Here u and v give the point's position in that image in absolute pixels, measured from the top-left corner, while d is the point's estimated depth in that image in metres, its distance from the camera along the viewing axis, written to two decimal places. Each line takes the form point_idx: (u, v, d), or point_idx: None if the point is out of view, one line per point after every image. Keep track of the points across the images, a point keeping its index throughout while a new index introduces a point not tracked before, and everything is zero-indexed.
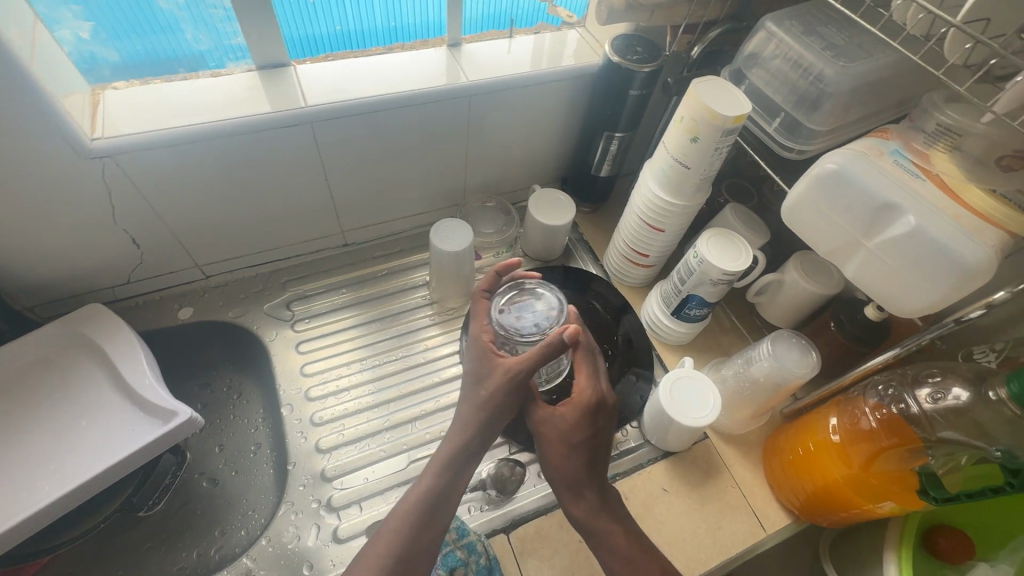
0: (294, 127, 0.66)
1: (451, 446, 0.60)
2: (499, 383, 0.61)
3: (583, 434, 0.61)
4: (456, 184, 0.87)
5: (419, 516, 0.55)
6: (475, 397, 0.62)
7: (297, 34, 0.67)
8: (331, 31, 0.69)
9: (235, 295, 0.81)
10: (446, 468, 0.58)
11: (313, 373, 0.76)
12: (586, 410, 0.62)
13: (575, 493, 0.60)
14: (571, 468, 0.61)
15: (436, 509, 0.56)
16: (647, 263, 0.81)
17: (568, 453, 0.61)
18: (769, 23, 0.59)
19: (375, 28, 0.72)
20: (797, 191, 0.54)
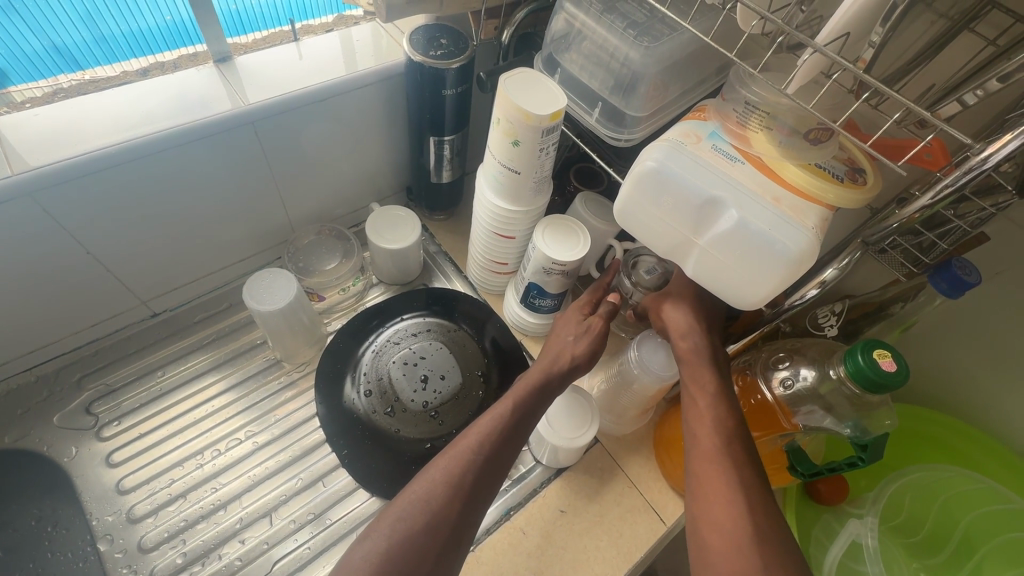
0: (6, 205, 0.50)
1: (535, 376, 0.57)
2: (589, 333, 0.61)
3: (684, 289, 0.59)
4: (276, 221, 0.75)
5: (491, 454, 0.50)
6: (561, 344, 0.61)
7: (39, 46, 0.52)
8: (90, 36, 0.54)
9: (10, 412, 0.65)
10: (522, 402, 0.54)
11: (134, 485, 0.63)
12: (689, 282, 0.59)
13: (685, 330, 0.56)
14: (676, 316, 0.57)
15: (504, 442, 0.51)
16: (508, 270, 0.75)
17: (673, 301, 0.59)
18: (567, 3, 0.54)
19: (145, 29, 0.57)
20: (625, 193, 0.50)
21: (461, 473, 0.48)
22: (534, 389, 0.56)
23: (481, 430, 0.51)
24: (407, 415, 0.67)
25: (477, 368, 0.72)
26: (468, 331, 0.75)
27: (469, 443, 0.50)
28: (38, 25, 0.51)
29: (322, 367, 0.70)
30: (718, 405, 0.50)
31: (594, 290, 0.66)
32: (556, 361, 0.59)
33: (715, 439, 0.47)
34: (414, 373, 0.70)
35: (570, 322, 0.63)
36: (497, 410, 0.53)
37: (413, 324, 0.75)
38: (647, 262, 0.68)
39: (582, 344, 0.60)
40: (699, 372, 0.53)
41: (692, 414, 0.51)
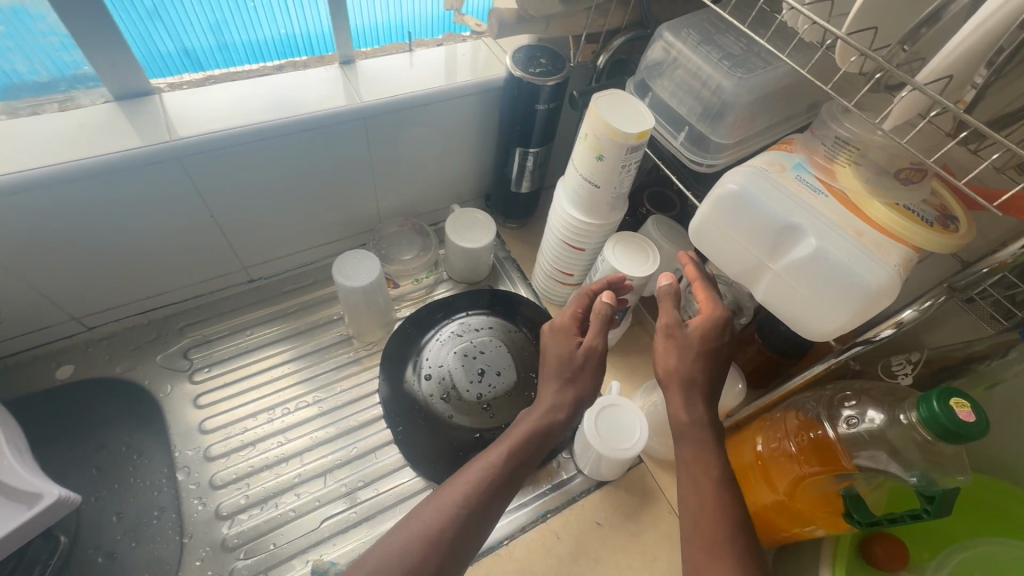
0: (160, 164, 0.59)
1: (523, 430, 0.55)
2: (583, 368, 0.57)
3: (704, 344, 0.53)
4: (367, 210, 0.81)
5: (473, 502, 0.51)
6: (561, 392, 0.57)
7: (206, 44, 0.62)
8: (248, 39, 0.64)
9: (122, 347, 0.74)
10: (511, 455, 0.54)
11: (213, 427, 0.69)
12: (716, 330, 0.54)
13: (687, 398, 0.52)
14: (689, 372, 0.53)
15: (498, 489, 0.52)
16: (573, 281, 0.77)
17: (690, 359, 0.53)
18: (665, 32, 0.57)
19: (295, 35, 0.67)
20: (703, 213, 0.51)
21: (441, 528, 0.48)
22: (524, 442, 0.54)
23: (472, 480, 0.52)
24: (462, 404, 0.70)
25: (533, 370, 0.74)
26: (527, 335, 0.77)
27: (453, 498, 0.51)
28: (211, 26, 0.61)
29: (389, 349, 0.75)
30: (721, 493, 0.49)
31: (580, 298, 0.62)
32: (552, 409, 0.56)
33: (710, 528, 0.47)
34: (473, 365, 0.73)
35: (569, 343, 0.59)
36: (486, 461, 0.53)
37: (476, 321, 0.78)
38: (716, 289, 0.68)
39: (579, 384, 0.57)
40: (698, 448, 0.51)
41: (689, 494, 0.50)
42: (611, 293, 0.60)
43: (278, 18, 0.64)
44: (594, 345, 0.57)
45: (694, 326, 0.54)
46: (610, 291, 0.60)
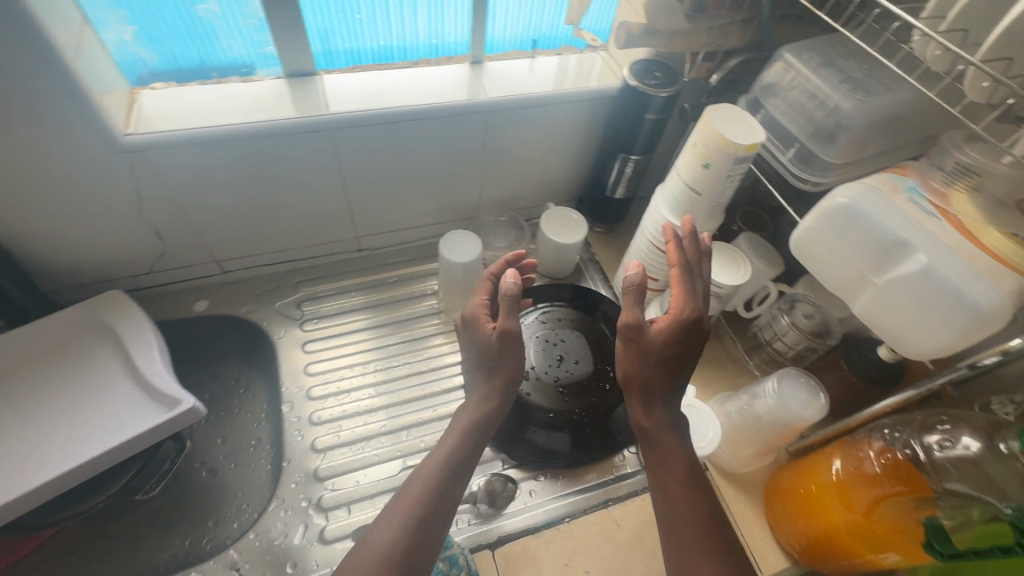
0: (314, 134, 0.67)
1: (461, 421, 0.59)
2: (510, 359, 0.60)
3: (673, 347, 0.56)
4: (470, 199, 0.88)
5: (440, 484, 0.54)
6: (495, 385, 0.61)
7: (344, 47, 0.71)
8: (377, 44, 0.72)
9: (248, 292, 0.84)
10: (460, 446, 0.57)
11: (316, 372, 0.77)
12: (683, 327, 0.56)
13: (647, 401, 0.56)
14: (648, 378, 0.56)
15: (458, 474, 0.56)
16: (656, 287, 0.80)
17: (648, 364, 0.56)
18: (787, 53, 0.60)
19: (417, 44, 0.74)
20: (808, 224, 0.53)
21: (401, 540, 0.50)
22: (468, 433, 0.58)
23: (432, 471, 0.55)
24: (539, 383, 0.72)
25: (607, 365, 0.75)
26: (606, 332, 0.80)
27: (419, 486, 0.54)
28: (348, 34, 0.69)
29: (474, 327, 0.81)
30: (690, 494, 0.53)
31: (484, 283, 0.66)
32: (489, 399, 0.61)
33: (688, 523, 0.52)
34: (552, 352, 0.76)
35: (485, 333, 0.61)
36: (438, 454, 0.57)
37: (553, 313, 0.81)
38: (804, 308, 0.70)
39: (513, 367, 0.61)
40: (662, 453, 0.55)
41: (660, 495, 0.54)
42: (515, 270, 0.59)
43: (426, 20, 0.72)
44: (511, 330, 0.59)
45: (662, 330, 0.56)
46: (514, 270, 0.60)
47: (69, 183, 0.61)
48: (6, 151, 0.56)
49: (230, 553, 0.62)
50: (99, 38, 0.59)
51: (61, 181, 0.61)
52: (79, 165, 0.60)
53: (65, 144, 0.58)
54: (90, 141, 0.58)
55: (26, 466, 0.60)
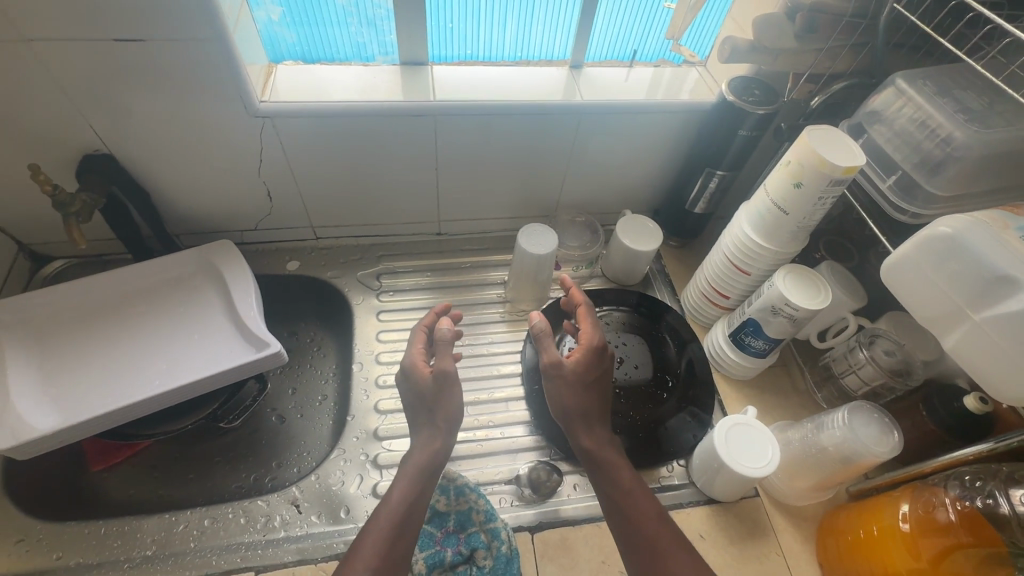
0: (418, 118, 0.72)
1: (419, 460, 0.60)
2: (453, 401, 0.63)
3: (592, 372, 0.65)
4: (550, 198, 0.90)
5: (405, 516, 0.56)
6: (433, 430, 0.62)
7: (436, 53, 0.76)
8: (463, 53, 0.77)
9: (335, 258, 0.90)
10: (415, 481, 0.58)
11: (387, 340, 0.82)
12: (592, 351, 0.66)
13: (584, 424, 0.64)
14: (581, 403, 0.64)
15: (417, 509, 0.57)
16: (726, 305, 0.79)
17: (574, 392, 0.64)
18: (900, 80, 0.58)
19: (502, 55, 0.78)
20: (902, 252, 0.52)
21: (383, 552, 0.53)
22: (419, 472, 0.59)
23: (396, 504, 0.56)
24: None
25: (665, 375, 0.77)
26: (666, 343, 0.80)
27: (382, 524, 0.55)
28: (435, 41, 0.75)
29: (538, 320, 0.83)
30: (641, 499, 0.59)
31: (416, 333, 0.69)
32: (434, 437, 0.61)
33: (654, 534, 0.56)
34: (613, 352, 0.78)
35: (422, 377, 0.64)
36: (400, 495, 0.57)
37: (615, 317, 0.83)
38: (885, 344, 0.67)
39: (444, 411, 0.62)
40: (603, 470, 0.61)
41: (614, 514, 0.58)
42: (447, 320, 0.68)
43: (515, 33, 0.76)
44: (445, 369, 0.63)
45: (580, 358, 0.65)
46: (447, 320, 0.68)
47: (205, 140, 0.70)
48: (163, 105, 0.65)
49: (291, 490, 0.66)
50: (252, 16, 0.67)
51: (201, 137, 0.69)
52: (217, 123, 0.68)
53: (211, 103, 0.66)
54: (229, 104, 0.66)
55: (136, 380, 0.68)
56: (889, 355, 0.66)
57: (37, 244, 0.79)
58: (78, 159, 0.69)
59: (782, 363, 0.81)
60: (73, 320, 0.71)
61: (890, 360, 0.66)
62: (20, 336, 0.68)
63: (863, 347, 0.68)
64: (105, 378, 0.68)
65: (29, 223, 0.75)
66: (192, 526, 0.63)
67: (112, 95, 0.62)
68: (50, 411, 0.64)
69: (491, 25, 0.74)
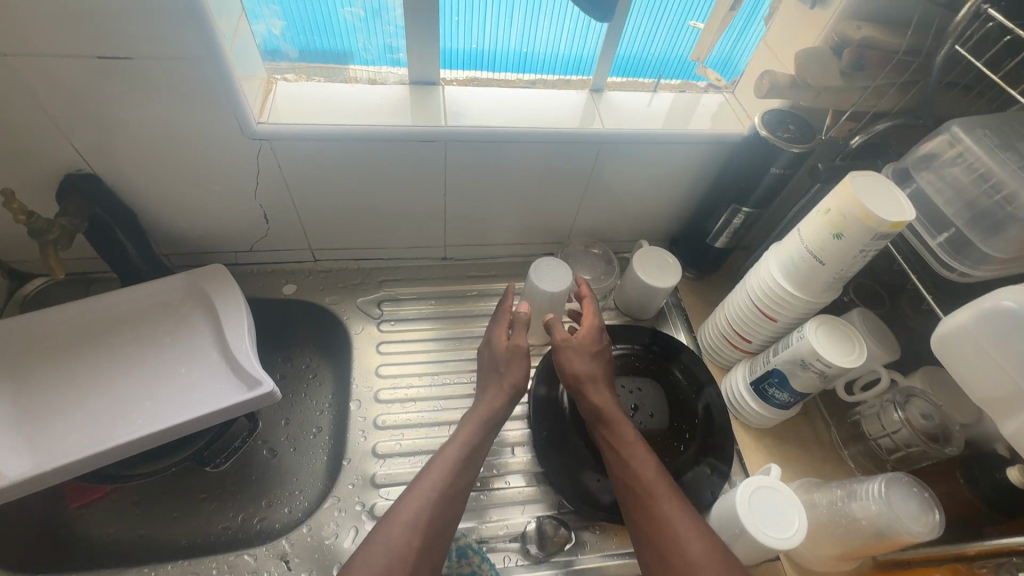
0: (428, 143, 0.67)
1: (481, 413, 0.64)
2: (521, 371, 0.67)
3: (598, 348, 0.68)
4: (562, 224, 0.86)
5: (468, 459, 0.60)
6: (495, 388, 0.66)
7: (444, 46, 0.69)
8: (467, 47, 0.69)
9: (335, 283, 0.85)
10: (476, 432, 0.62)
11: (387, 374, 0.78)
12: (596, 330, 0.69)
13: (593, 390, 0.65)
14: (592, 371, 0.66)
15: (476, 457, 0.61)
16: (747, 348, 0.75)
17: (584, 361, 0.67)
18: (956, 126, 0.54)
19: (506, 50, 0.71)
20: (957, 322, 0.47)
21: (428, 512, 0.54)
22: (484, 420, 0.63)
23: (454, 454, 0.59)
24: None
25: (682, 424, 0.73)
26: (682, 385, 0.76)
27: (446, 462, 0.58)
28: (444, 32, 0.67)
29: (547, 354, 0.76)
30: (649, 459, 0.60)
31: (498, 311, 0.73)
32: (498, 398, 0.65)
33: (660, 494, 0.57)
34: (628, 398, 0.74)
35: (499, 349, 0.68)
36: (463, 438, 0.61)
37: (628, 357, 0.78)
38: (921, 406, 0.63)
39: (511, 377, 0.66)
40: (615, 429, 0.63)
41: (621, 470, 0.60)
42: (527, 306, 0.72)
43: (521, 28, 0.68)
44: (518, 346, 0.68)
45: (587, 333, 0.69)
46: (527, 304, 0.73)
47: (199, 159, 0.65)
48: (152, 123, 0.60)
49: (281, 543, 0.62)
50: (251, 29, 0.62)
51: (194, 157, 0.64)
52: (209, 144, 0.63)
53: (205, 123, 0.61)
54: (225, 124, 0.61)
55: (116, 418, 0.63)
56: (924, 417, 0.62)
57: (17, 262, 0.74)
58: (61, 177, 0.64)
59: (805, 412, 0.77)
60: (51, 350, 0.66)
61: (926, 423, 0.62)
62: None
63: (896, 406, 0.64)
64: (84, 416, 0.63)
65: (6, 241, 0.70)
66: None
67: (97, 112, 0.57)
68: (22, 453, 0.59)
69: (502, 19, 0.67)
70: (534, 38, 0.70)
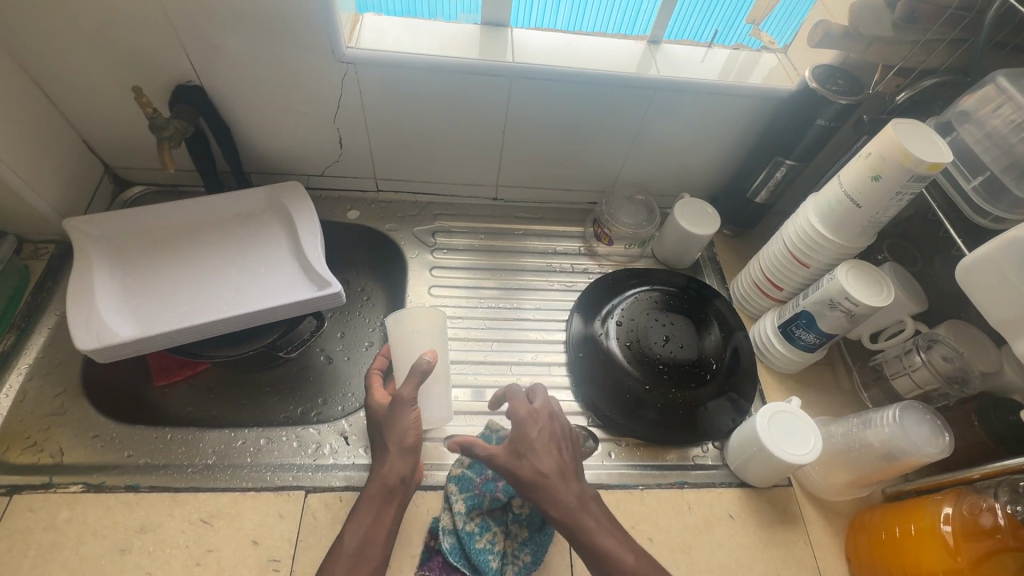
0: (495, 78, 0.73)
1: (375, 486, 0.58)
2: (413, 426, 0.59)
3: (547, 445, 0.57)
4: (610, 173, 0.90)
5: (373, 541, 0.55)
6: (389, 459, 0.59)
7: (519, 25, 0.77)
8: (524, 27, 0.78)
9: (393, 212, 0.92)
10: (373, 511, 0.57)
11: (437, 295, 0.85)
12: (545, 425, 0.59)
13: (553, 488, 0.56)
14: (547, 471, 0.56)
15: (378, 542, 0.55)
16: (777, 296, 0.79)
17: (535, 461, 0.56)
18: (1000, 78, 0.57)
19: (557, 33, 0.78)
20: (983, 252, 0.51)
21: None
22: (378, 494, 0.58)
23: (349, 544, 0.55)
24: (642, 353, 0.76)
25: (711, 357, 0.77)
26: (712, 326, 0.80)
27: (345, 554, 0.54)
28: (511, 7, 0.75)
29: (588, 290, 0.82)
30: (610, 536, 0.54)
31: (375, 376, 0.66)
32: (393, 460, 0.59)
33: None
34: (660, 329, 0.78)
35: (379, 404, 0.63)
36: (363, 522, 0.56)
37: (665, 295, 0.82)
38: (942, 350, 0.66)
39: (399, 436, 0.59)
40: (563, 518, 0.55)
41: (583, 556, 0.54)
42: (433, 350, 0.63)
43: (568, 8, 0.76)
44: (403, 395, 0.59)
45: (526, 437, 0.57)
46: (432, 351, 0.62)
47: (290, 80, 0.72)
48: (254, 38, 0.67)
49: (341, 422, 0.69)
50: None
51: (286, 77, 0.72)
52: (301, 64, 0.70)
53: (301, 44, 0.68)
54: (318, 46, 0.68)
55: (205, 304, 0.72)
56: (947, 360, 0.65)
57: (120, 167, 0.84)
58: (173, 86, 0.72)
59: (828, 361, 0.81)
60: (152, 241, 0.75)
61: (948, 365, 0.65)
62: (106, 249, 0.72)
63: (921, 350, 0.68)
64: (178, 297, 0.72)
65: (116, 144, 0.80)
66: (249, 443, 0.66)
67: (209, 26, 0.65)
68: (128, 321, 0.68)
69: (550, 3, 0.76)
70: (585, 14, 0.77)
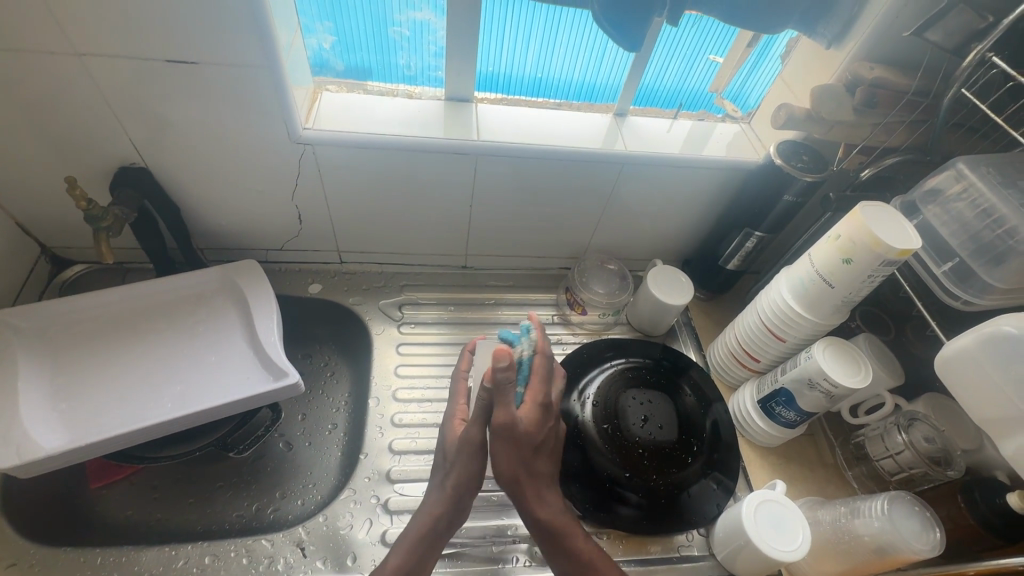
0: (459, 155, 0.71)
1: (421, 522, 0.60)
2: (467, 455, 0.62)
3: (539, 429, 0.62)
4: (581, 240, 0.89)
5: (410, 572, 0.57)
6: (434, 499, 0.62)
7: (485, 72, 0.74)
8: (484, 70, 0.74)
9: (358, 285, 0.88)
10: (414, 543, 0.59)
11: (405, 374, 0.80)
12: (537, 414, 0.62)
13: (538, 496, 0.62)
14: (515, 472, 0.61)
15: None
16: (755, 367, 0.77)
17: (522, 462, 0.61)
18: (961, 163, 0.57)
19: (522, 75, 0.75)
20: (960, 344, 0.50)
21: None
22: (425, 531, 0.60)
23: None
24: (620, 437, 0.71)
25: (692, 437, 0.73)
26: (690, 403, 0.76)
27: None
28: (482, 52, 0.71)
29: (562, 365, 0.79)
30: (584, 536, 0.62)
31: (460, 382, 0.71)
32: (437, 499, 0.61)
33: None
34: (638, 408, 0.74)
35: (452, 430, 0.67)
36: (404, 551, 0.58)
37: (641, 369, 0.79)
38: (924, 430, 0.65)
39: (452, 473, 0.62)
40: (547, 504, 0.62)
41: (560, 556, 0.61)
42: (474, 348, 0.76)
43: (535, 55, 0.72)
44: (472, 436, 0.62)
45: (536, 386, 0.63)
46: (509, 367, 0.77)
47: (245, 161, 0.69)
48: (203, 118, 0.63)
49: (298, 530, 0.64)
50: (304, 43, 0.67)
51: (242, 159, 0.69)
52: (256, 147, 0.67)
53: (255, 127, 0.65)
54: (275, 128, 0.65)
55: (148, 402, 0.66)
56: (928, 439, 0.64)
57: (59, 248, 0.78)
58: (116, 168, 0.68)
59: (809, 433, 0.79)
60: (88, 332, 0.69)
61: (930, 445, 0.64)
62: (37, 345, 0.66)
63: (900, 429, 0.66)
64: (117, 396, 0.66)
65: (55, 226, 0.74)
66: (192, 562, 0.61)
67: (153, 112, 0.62)
68: (57, 429, 0.61)
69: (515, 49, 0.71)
70: (549, 66, 0.74)
